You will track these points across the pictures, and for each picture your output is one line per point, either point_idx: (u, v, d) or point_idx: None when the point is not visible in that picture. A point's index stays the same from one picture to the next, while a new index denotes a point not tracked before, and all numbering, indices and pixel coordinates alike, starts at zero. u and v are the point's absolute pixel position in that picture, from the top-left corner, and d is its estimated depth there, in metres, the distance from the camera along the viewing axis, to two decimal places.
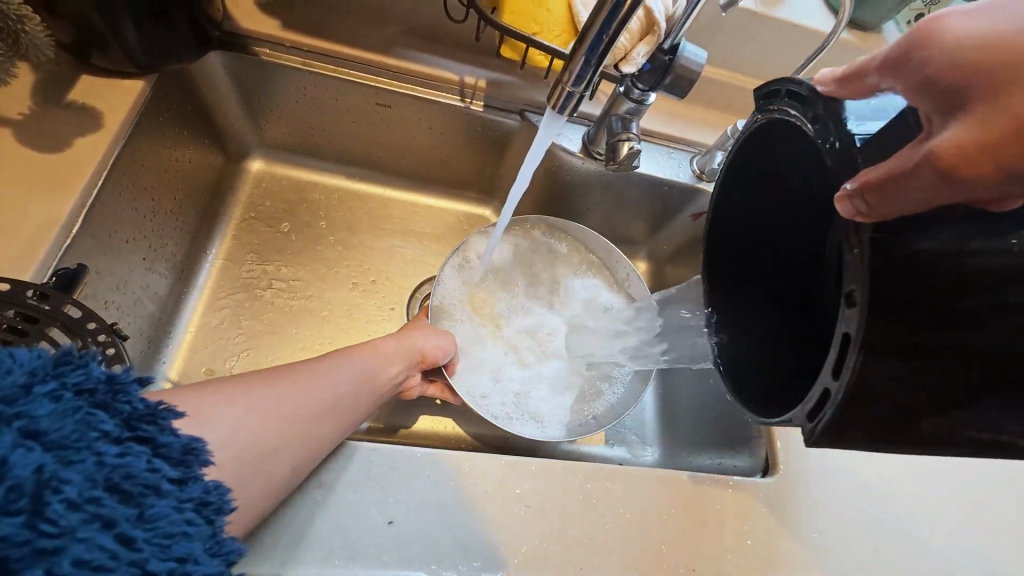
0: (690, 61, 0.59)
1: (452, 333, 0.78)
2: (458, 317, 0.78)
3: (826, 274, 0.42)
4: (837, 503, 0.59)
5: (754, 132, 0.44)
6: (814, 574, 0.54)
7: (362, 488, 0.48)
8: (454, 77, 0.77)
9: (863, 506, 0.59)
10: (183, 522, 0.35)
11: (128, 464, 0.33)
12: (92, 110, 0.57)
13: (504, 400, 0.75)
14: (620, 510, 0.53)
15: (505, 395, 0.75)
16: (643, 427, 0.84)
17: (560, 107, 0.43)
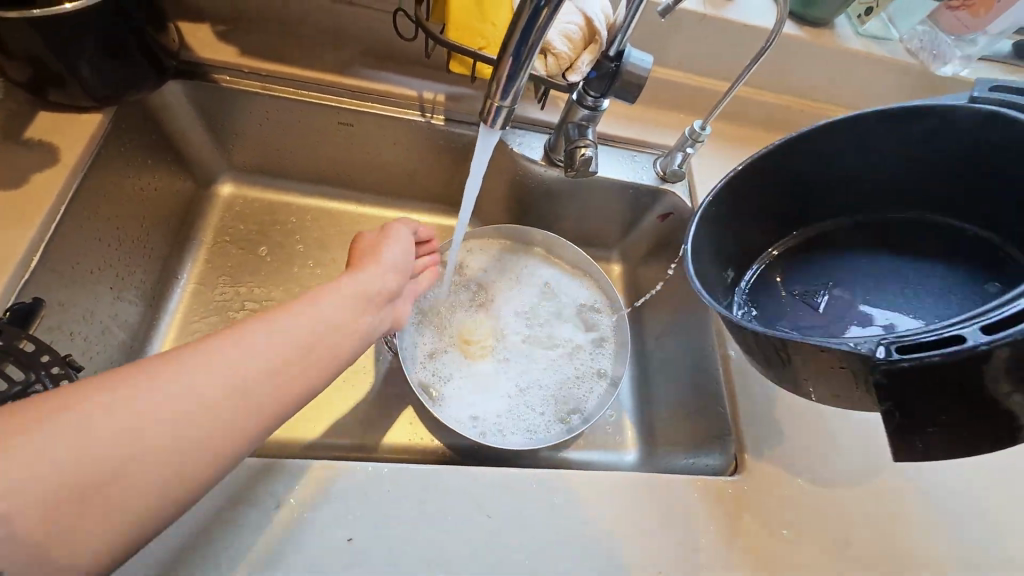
0: (636, 67, 0.59)
1: (423, 350, 0.76)
2: (427, 334, 0.77)
3: (903, 249, 0.52)
4: (806, 498, 0.59)
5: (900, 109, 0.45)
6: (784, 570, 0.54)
7: (322, 507, 0.48)
8: (413, 93, 0.78)
9: (833, 499, 0.59)
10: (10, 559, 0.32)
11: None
12: (49, 145, 0.58)
13: (484, 412, 0.74)
14: (585, 515, 0.53)
15: (484, 406, 0.74)
16: (621, 429, 0.84)
17: (493, 121, 0.44)
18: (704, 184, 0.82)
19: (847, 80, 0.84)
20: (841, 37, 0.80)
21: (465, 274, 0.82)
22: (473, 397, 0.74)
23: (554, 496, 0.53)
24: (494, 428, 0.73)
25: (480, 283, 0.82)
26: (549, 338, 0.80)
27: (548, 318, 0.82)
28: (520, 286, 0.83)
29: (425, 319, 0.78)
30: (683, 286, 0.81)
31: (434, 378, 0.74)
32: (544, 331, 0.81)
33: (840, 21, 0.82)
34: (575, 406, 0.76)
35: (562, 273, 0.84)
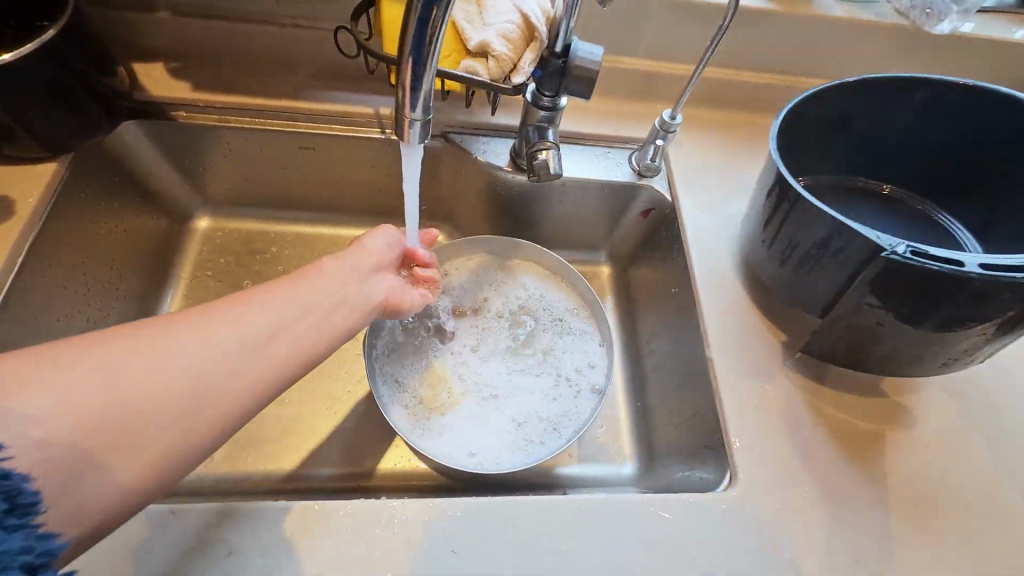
0: (585, 60, 0.56)
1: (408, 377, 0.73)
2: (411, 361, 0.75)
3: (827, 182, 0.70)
4: (802, 510, 0.55)
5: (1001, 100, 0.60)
6: None
7: (275, 552, 0.46)
8: (370, 109, 0.76)
9: (835, 510, 0.55)
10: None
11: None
12: (6, 200, 0.60)
13: (478, 434, 0.71)
14: (558, 543, 0.50)
15: (478, 428, 0.71)
16: (618, 439, 0.80)
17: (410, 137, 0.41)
18: (684, 176, 0.78)
19: (831, 49, 0.78)
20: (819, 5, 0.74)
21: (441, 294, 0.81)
22: (457, 420, 0.71)
23: (524, 524, 0.50)
24: (491, 450, 0.70)
25: (457, 301, 0.81)
26: (532, 350, 0.78)
27: (530, 330, 0.80)
28: (499, 299, 0.82)
29: (403, 344, 0.76)
30: (670, 285, 0.77)
31: (413, 406, 0.71)
32: (527, 342, 0.79)
33: None
34: (565, 417, 0.73)
35: (539, 283, 0.83)
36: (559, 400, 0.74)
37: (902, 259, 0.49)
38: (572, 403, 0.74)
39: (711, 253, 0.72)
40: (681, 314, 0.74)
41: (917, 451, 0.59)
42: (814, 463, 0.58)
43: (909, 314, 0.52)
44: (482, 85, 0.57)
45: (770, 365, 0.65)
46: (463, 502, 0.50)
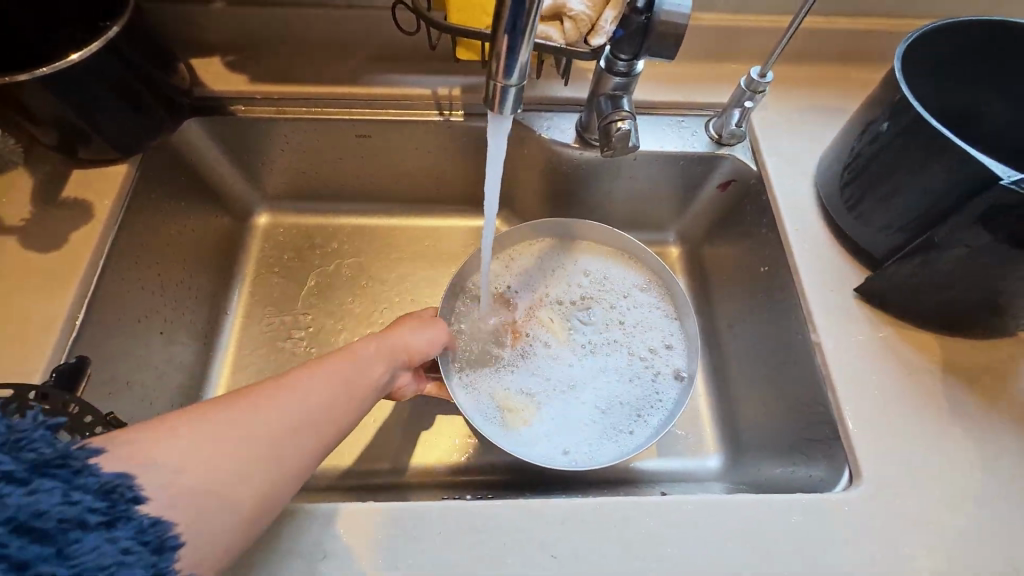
0: (672, 14, 0.49)
1: (480, 379, 0.70)
2: (482, 361, 0.71)
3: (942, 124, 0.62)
4: (937, 511, 0.49)
5: None
6: None
7: (370, 554, 0.44)
8: (428, 91, 0.73)
9: (974, 511, 0.49)
10: (118, 553, 0.32)
11: (35, 502, 0.31)
12: (84, 202, 0.60)
13: (564, 431, 0.67)
14: (667, 548, 0.46)
15: (563, 425, 0.68)
16: (700, 431, 0.74)
17: (501, 107, 0.38)
18: (770, 142, 0.70)
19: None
20: None
21: (505, 285, 0.77)
22: (542, 419, 0.68)
23: (627, 527, 0.46)
24: (580, 444, 0.66)
25: (520, 289, 0.76)
26: (607, 334, 0.73)
27: (602, 311, 0.75)
28: (564, 284, 0.77)
29: (472, 342, 0.72)
30: (757, 263, 0.70)
31: (495, 409, 0.68)
32: (601, 325, 0.74)
33: None
34: (654, 401, 0.69)
35: (604, 262, 0.78)
36: (643, 385, 0.70)
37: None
38: (658, 386, 0.70)
39: (806, 226, 0.65)
40: (773, 295, 0.67)
41: None
42: (940, 459, 0.52)
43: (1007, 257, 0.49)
44: (557, 52, 0.54)
45: (885, 349, 0.58)
46: (561, 507, 0.47)
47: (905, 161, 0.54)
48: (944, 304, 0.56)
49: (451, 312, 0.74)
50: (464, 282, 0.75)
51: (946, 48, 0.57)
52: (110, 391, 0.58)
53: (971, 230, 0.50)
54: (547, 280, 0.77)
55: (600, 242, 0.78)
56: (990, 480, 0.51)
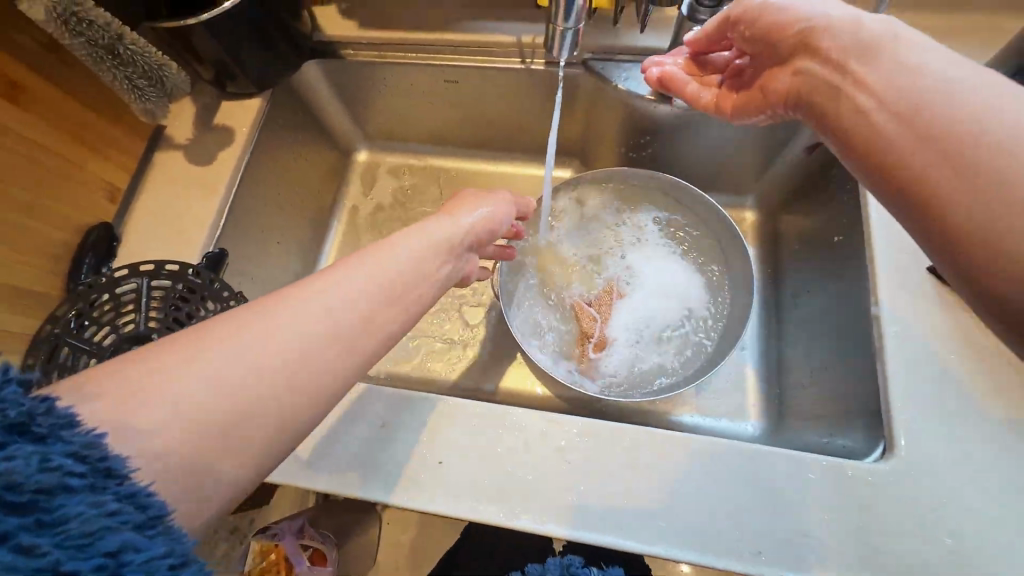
0: None
1: (553, 332, 0.76)
2: (550, 315, 0.77)
3: None
4: (969, 492, 0.48)
5: None
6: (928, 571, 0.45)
7: (418, 429, 0.53)
8: (512, 39, 0.76)
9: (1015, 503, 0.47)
10: (105, 518, 0.28)
11: (10, 472, 0.26)
12: (228, 128, 0.74)
13: (637, 360, 0.74)
14: (669, 475, 0.50)
15: (636, 356, 0.74)
16: (739, 396, 0.74)
17: (559, 49, 0.53)
18: None
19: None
20: None
21: (557, 242, 0.81)
22: (617, 358, 0.74)
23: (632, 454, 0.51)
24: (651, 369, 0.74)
25: (592, 253, 0.81)
26: (645, 278, 0.78)
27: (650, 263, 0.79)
28: (617, 240, 0.81)
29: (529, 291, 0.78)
30: (831, 232, 0.67)
31: (558, 355, 0.75)
32: (655, 271, 0.78)
33: None
34: (698, 324, 0.75)
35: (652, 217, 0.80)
36: (687, 332, 0.75)
37: None
38: (697, 336, 0.74)
39: None
40: (849, 265, 0.63)
41: None
42: (991, 445, 0.49)
43: None
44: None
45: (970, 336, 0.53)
46: (579, 419, 0.53)
47: None
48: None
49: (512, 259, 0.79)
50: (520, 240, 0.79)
51: None
52: (242, 282, 0.74)
53: None
54: (597, 233, 0.81)
55: (647, 201, 0.80)
56: None
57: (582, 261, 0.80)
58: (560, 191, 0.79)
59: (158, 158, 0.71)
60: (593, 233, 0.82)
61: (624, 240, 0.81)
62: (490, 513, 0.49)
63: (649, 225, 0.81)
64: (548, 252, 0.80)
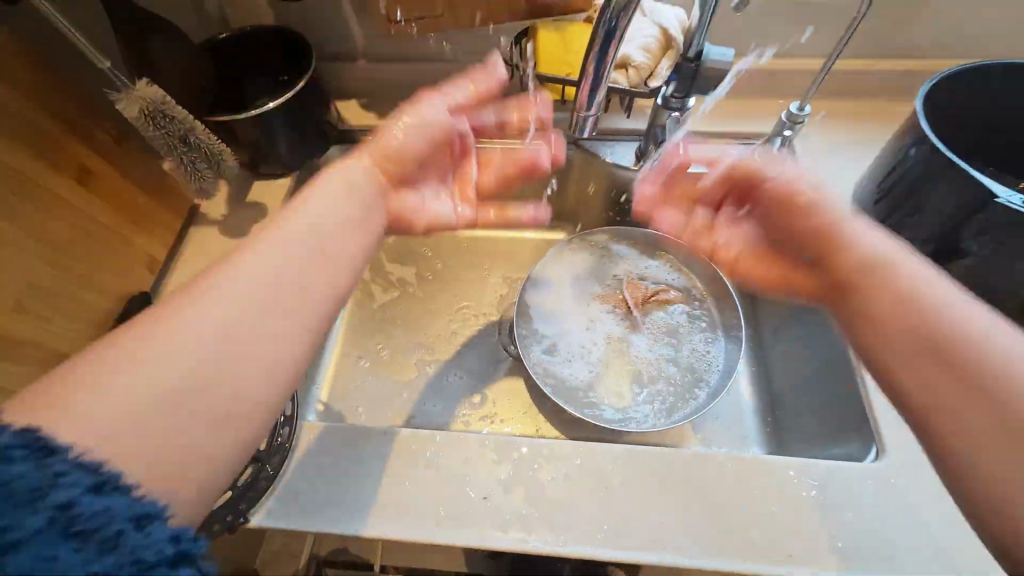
0: (716, 62, 0.62)
1: (574, 384, 0.79)
2: (569, 368, 0.80)
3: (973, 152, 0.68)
4: None
5: None
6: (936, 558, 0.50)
7: (462, 469, 0.56)
8: None
9: None
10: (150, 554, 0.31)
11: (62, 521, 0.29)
12: (260, 205, 0.80)
13: (651, 396, 0.78)
14: (699, 492, 0.54)
15: (650, 392, 0.78)
16: (742, 425, 0.79)
17: (581, 130, 0.60)
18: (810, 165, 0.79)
19: (998, 25, 0.73)
20: None
21: (556, 299, 0.87)
22: (635, 397, 0.78)
23: (663, 477, 0.56)
24: (668, 402, 0.77)
25: (588, 301, 0.86)
26: (639, 317, 0.85)
27: (640, 302, 0.86)
28: (607, 286, 0.87)
29: (541, 347, 0.82)
30: None
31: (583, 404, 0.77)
32: (646, 309, 0.85)
33: None
34: (696, 353, 0.81)
35: (634, 261, 0.89)
36: (688, 361, 0.80)
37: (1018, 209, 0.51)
38: (699, 362, 0.80)
39: None
40: None
41: None
42: None
43: None
44: (623, 91, 0.69)
45: None
46: (613, 447, 0.58)
47: (930, 211, 0.60)
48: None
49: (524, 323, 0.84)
50: (525, 303, 0.86)
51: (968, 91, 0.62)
52: None
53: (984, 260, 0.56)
54: (587, 283, 0.88)
55: (626, 250, 0.89)
56: None
57: (580, 312, 0.86)
58: (550, 255, 0.88)
59: (194, 234, 0.76)
60: (584, 282, 0.88)
61: (616, 284, 0.87)
62: (535, 543, 0.52)
63: (633, 268, 0.89)
64: (550, 311, 0.86)
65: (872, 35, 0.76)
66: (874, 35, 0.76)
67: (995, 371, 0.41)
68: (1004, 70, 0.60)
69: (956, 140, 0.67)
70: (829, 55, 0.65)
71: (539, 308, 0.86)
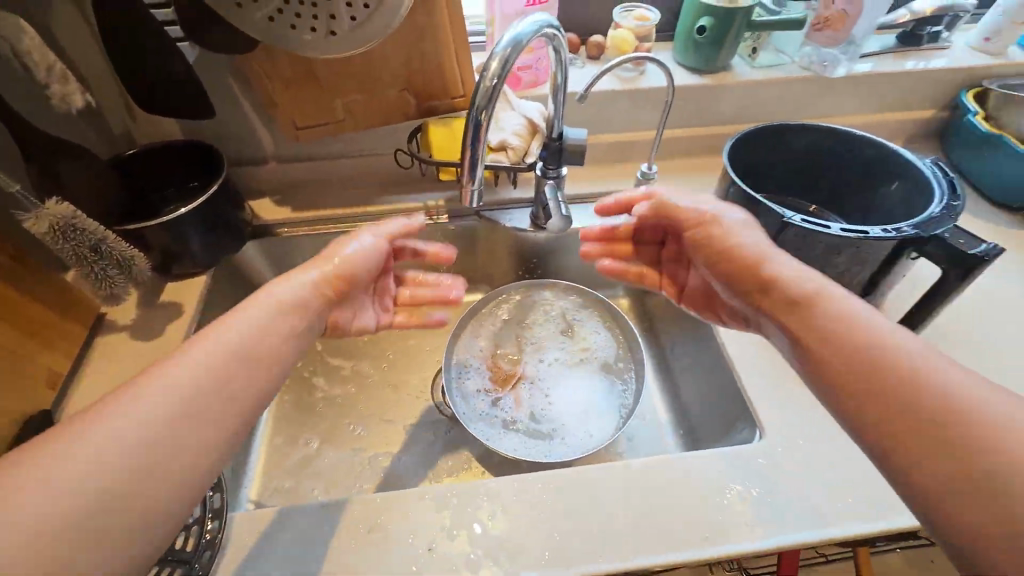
0: (574, 140, 0.78)
1: (528, 431, 0.83)
2: (516, 420, 0.85)
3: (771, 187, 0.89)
4: (823, 445, 0.66)
5: (874, 143, 0.78)
6: (820, 510, 0.60)
7: (405, 523, 0.58)
8: (419, 204, 0.98)
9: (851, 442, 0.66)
10: None
11: None
12: (174, 305, 0.81)
13: (588, 409, 0.86)
14: (623, 498, 0.61)
15: (586, 407, 0.86)
16: (661, 434, 0.88)
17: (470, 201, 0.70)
18: None
19: (779, 99, 0.99)
20: (741, 74, 0.95)
21: (476, 366, 0.92)
22: (577, 418, 0.85)
23: (591, 495, 0.61)
24: (605, 409, 0.86)
25: (501, 355, 0.93)
26: (546, 349, 0.94)
27: (540, 337, 0.95)
28: (508, 334, 0.96)
29: (484, 414, 0.86)
30: None
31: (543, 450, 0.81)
32: (548, 341, 0.95)
33: (737, 63, 0.98)
34: (601, 359, 0.92)
35: (520, 302, 0.99)
36: (601, 367, 0.91)
37: (799, 224, 0.69)
38: (608, 364, 0.91)
39: None
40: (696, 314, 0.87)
41: None
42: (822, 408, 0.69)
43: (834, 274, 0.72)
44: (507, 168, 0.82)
45: None
46: (543, 475, 0.62)
47: None
48: None
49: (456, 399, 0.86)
50: (450, 379, 0.89)
51: (755, 145, 0.83)
52: None
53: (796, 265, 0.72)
54: (494, 341, 0.95)
55: (513, 299, 0.99)
56: None
57: (499, 368, 0.91)
58: (456, 331, 0.93)
59: (100, 343, 0.75)
60: (490, 342, 0.95)
61: (517, 328, 0.96)
62: None
63: (524, 309, 0.98)
64: (477, 379, 0.90)
65: (691, 110, 0.98)
66: (692, 110, 0.98)
67: (994, 423, 0.39)
68: (771, 127, 0.81)
69: (757, 180, 0.87)
70: (658, 129, 0.84)
71: (466, 381, 0.89)
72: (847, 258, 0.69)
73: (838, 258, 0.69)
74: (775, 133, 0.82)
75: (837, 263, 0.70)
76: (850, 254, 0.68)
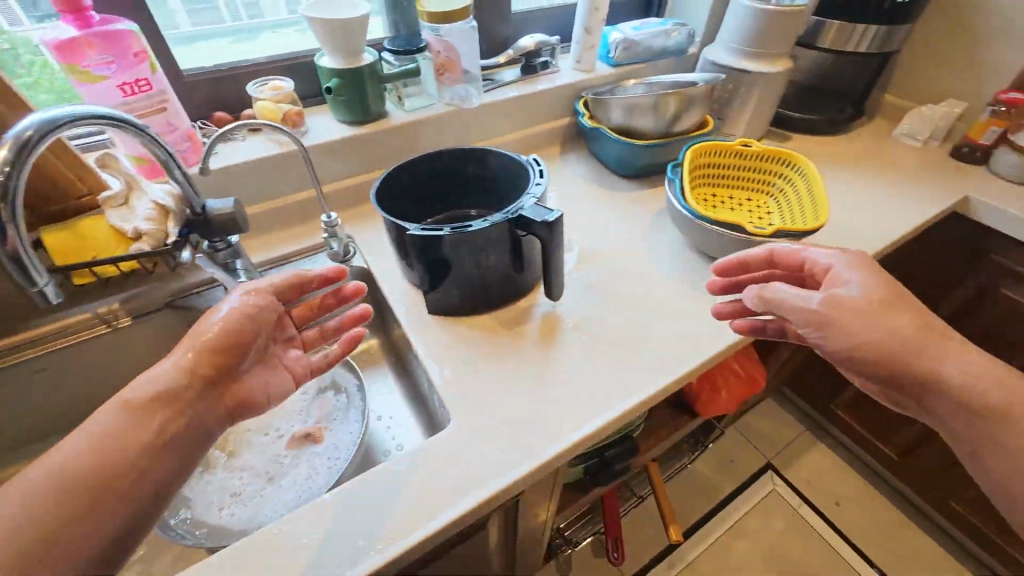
0: (220, 208, 0.80)
1: (287, 488, 0.85)
2: (268, 495, 0.84)
3: (418, 209, 0.99)
4: (491, 412, 0.74)
5: (479, 155, 0.95)
6: (490, 475, 0.67)
7: None
8: (90, 314, 0.86)
9: (514, 398, 0.76)
10: None
11: None
12: None
13: (326, 433, 0.92)
14: (304, 543, 0.61)
15: (322, 434, 0.92)
16: (403, 436, 0.95)
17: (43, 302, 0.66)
18: (367, 248, 1.02)
19: (437, 132, 1.15)
20: (392, 118, 1.08)
21: (208, 484, 0.87)
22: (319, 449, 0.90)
23: (269, 550, 0.60)
24: (339, 423, 0.94)
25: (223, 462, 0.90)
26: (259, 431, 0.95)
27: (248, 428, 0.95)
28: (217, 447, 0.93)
29: (227, 517, 0.81)
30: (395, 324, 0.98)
31: (306, 491, 0.84)
32: (255, 426, 0.95)
33: (391, 110, 1.12)
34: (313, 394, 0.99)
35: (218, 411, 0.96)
36: (319, 400, 0.98)
37: (421, 234, 0.77)
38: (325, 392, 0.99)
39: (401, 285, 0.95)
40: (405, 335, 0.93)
41: (556, 337, 0.85)
42: (491, 381, 0.79)
43: (479, 263, 0.83)
44: (150, 253, 0.77)
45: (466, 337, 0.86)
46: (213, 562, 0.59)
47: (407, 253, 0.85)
48: (464, 300, 0.87)
49: (175, 531, 0.77)
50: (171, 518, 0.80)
51: (398, 176, 0.92)
52: None
53: (446, 266, 0.82)
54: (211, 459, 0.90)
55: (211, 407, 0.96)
56: (521, 379, 0.79)
57: (227, 473, 0.88)
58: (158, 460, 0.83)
59: None
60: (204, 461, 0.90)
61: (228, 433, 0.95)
62: None
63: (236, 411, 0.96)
64: (212, 495, 0.85)
65: (360, 156, 1.07)
66: (361, 156, 1.08)
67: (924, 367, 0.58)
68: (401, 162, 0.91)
69: (410, 204, 0.97)
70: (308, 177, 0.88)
71: (199, 506, 0.83)
72: (472, 254, 0.81)
73: (470, 250, 0.80)
74: (410, 165, 0.92)
75: (473, 257, 0.81)
76: (472, 245, 0.80)
